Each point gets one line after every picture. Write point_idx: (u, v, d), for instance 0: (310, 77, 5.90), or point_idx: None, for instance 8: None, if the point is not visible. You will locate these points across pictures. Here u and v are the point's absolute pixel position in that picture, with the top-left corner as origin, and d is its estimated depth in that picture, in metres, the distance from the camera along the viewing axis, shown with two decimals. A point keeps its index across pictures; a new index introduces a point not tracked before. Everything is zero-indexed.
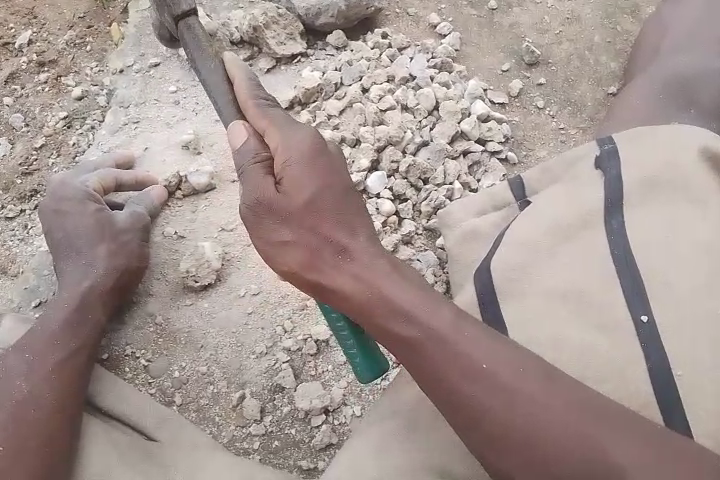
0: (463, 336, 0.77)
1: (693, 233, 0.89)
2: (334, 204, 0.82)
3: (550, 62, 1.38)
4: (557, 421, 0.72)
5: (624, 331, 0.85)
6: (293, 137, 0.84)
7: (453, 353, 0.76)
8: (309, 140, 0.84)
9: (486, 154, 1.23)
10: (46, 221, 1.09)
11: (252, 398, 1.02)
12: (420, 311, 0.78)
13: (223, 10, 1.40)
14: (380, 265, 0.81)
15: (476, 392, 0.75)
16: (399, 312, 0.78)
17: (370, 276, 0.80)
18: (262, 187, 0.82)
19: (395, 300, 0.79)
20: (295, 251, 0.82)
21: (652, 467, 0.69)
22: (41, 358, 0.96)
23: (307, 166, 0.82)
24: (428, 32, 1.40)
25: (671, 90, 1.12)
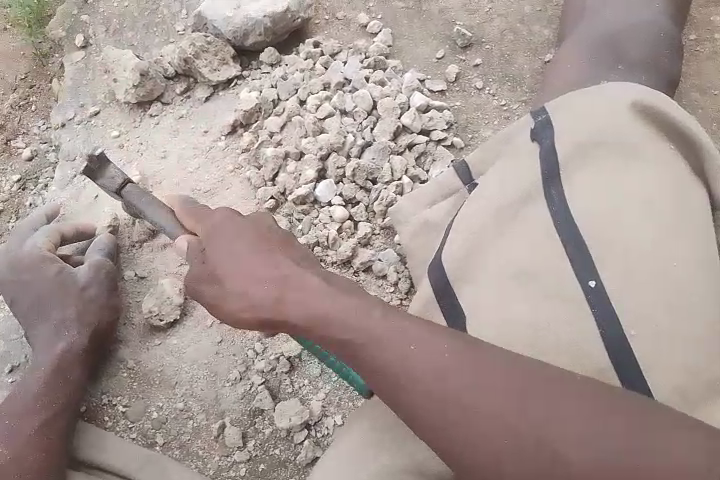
0: (393, 338, 0.77)
1: (632, 192, 0.89)
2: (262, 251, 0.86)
3: (483, 41, 1.38)
4: (495, 409, 0.72)
5: (576, 300, 0.84)
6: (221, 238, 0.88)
7: (390, 359, 0.77)
8: (232, 217, 0.90)
9: (432, 144, 1.23)
10: (7, 293, 1.09)
11: (232, 426, 1.02)
12: (349, 324, 0.79)
13: (155, 47, 1.43)
14: (310, 289, 0.83)
15: (417, 391, 0.75)
16: (332, 330, 0.80)
17: (302, 306, 0.82)
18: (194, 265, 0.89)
19: (325, 321, 0.80)
20: (234, 301, 0.84)
21: (595, 435, 0.69)
22: (26, 424, 0.97)
23: (234, 245, 0.87)
24: (360, 32, 1.40)
25: (600, 49, 1.12)
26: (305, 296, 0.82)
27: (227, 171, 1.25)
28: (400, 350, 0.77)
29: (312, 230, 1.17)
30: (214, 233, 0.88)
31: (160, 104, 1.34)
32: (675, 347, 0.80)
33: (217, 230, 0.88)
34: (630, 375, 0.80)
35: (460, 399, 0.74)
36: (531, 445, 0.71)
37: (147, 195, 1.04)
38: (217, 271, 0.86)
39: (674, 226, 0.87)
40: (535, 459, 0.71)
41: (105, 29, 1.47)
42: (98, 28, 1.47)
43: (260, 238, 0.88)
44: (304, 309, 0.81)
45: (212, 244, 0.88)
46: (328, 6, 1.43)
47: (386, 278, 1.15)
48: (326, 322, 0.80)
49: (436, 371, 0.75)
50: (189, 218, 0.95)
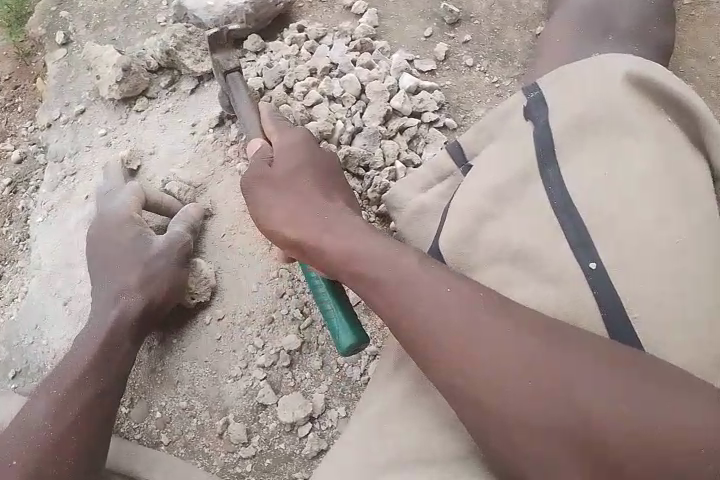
0: (418, 279, 0.80)
1: (630, 167, 0.86)
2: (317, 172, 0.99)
3: (472, 17, 1.35)
4: (516, 353, 0.73)
5: (578, 283, 0.82)
6: (290, 145, 1.02)
7: (419, 299, 0.79)
8: (302, 136, 1.04)
9: (424, 126, 1.21)
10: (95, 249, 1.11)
11: (236, 422, 1.02)
12: (379, 258, 0.84)
13: (138, 40, 1.39)
14: (349, 223, 0.91)
15: (436, 326, 0.77)
16: (360, 261, 0.85)
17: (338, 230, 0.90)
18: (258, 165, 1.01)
19: (355, 250, 0.86)
20: (281, 212, 0.95)
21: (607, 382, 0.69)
22: (62, 415, 0.97)
23: (295, 157, 1.00)
24: (345, 14, 1.37)
25: (590, 21, 1.10)
26: (344, 227, 0.90)
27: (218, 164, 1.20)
28: (431, 292, 0.79)
29: None
30: (283, 147, 1.02)
31: (146, 99, 1.31)
32: (682, 328, 0.78)
33: (287, 146, 1.02)
34: None
35: (484, 342, 0.75)
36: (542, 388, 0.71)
37: (245, 92, 1.14)
38: (279, 172, 0.98)
39: (674, 200, 0.84)
40: (545, 401, 0.71)
41: (86, 24, 1.44)
42: (79, 24, 1.44)
43: (322, 165, 1.00)
44: (341, 239, 0.88)
45: (280, 155, 1.01)
46: None
47: None
48: (363, 253, 0.85)
49: (462, 317, 0.77)
50: (268, 125, 1.06)
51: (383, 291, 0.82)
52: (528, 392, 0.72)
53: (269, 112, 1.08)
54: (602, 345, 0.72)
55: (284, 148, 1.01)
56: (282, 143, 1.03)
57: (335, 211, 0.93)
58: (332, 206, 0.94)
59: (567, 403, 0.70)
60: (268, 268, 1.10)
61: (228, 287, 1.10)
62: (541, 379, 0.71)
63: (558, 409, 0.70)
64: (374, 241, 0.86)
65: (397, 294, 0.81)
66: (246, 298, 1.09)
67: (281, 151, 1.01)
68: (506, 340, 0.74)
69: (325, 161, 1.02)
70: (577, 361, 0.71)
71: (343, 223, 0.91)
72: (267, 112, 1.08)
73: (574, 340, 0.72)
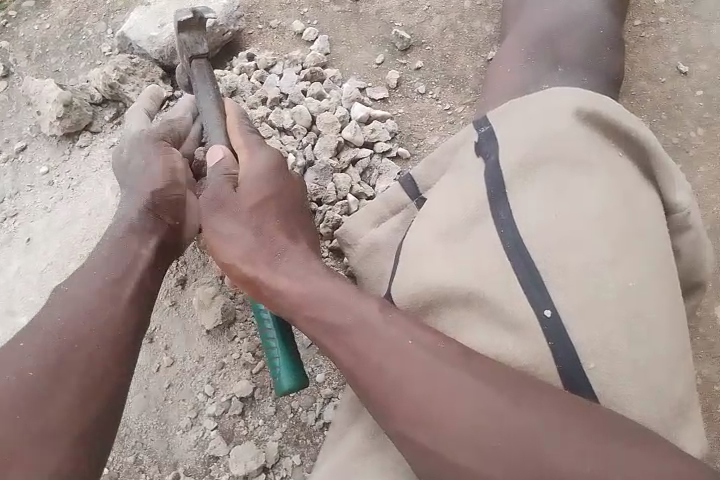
0: (384, 330, 0.75)
1: (581, 206, 0.84)
2: (282, 208, 0.91)
3: (424, 42, 1.32)
4: (479, 407, 0.69)
5: (532, 330, 0.80)
6: (257, 171, 0.92)
7: (380, 347, 0.74)
8: (270, 159, 0.94)
9: (376, 157, 1.19)
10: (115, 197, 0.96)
11: (186, 477, 0.98)
12: (342, 302, 0.79)
13: (82, 72, 1.35)
14: (312, 267, 0.84)
15: (400, 379, 0.72)
16: (324, 305, 0.79)
17: (299, 274, 0.83)
18: (221, 187, 0.90)
19: (317, 295, 0.80)
20: (237, 247, 0.87)
21: (575, 444, 0.66)
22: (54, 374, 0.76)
23: (261, 183, 0.91)
24: (295, 41, 1.34)
25: (538, 48, 1.08)
26: (304, 271, 0.83)
27: None
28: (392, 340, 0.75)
29: None
30: (249, 172, 0.91)
31: (90, 133, 1.26)
32: (633, 373, 0.77)
33: (254, 171, 0.92)
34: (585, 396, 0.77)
35: (446, 395, 0.71)
36: (507, 450, 0.67)
37: (213, 89, 1.02)
38: (241, 202, 0.90)
39: (623, 237, 0.83)
40: (509, 463, 0.67)
41: (27, 56, 1.38)
42: (19, 55, 1.38)
43: (288, 197, 0.93)
44: (301, 282, 0.82)
45: (246, 179, 0.91)
46: (262, 14, 1.36)
47: None
48: (321, 299, 0.80)
49: (425, 369, 0.72)
50: (238, 138, 0.96)
51: (344, 340, 0.77)
52: (489, 449, 0.68)
53: (241, 123, 0.98)
54: (564, 398, 0.70)
55: (253, 172, 0.91)
56: (249, 163, 0.93)
57: (295, 253, 0.86)
58: (292, 246, 0.87)
59: (530, 461, 0.66)
60: None
61: (174, 333, 1.06)
62: (505, 435, 0.68)
63: (520, 467, 0.67)
64: (338, 285, 0.81)
65: (357, 340, 0.76)
66: (196, 344, 1.05)
67: (249, 177, 0.91)
68: (469, 393, 0.70)
69: (292, 191, 0.93)
70: (543, 416, 0.68)
71: (304, 268, 0.84)
72: (240, 123, 0.98)
73: (540, 395, 0.70)
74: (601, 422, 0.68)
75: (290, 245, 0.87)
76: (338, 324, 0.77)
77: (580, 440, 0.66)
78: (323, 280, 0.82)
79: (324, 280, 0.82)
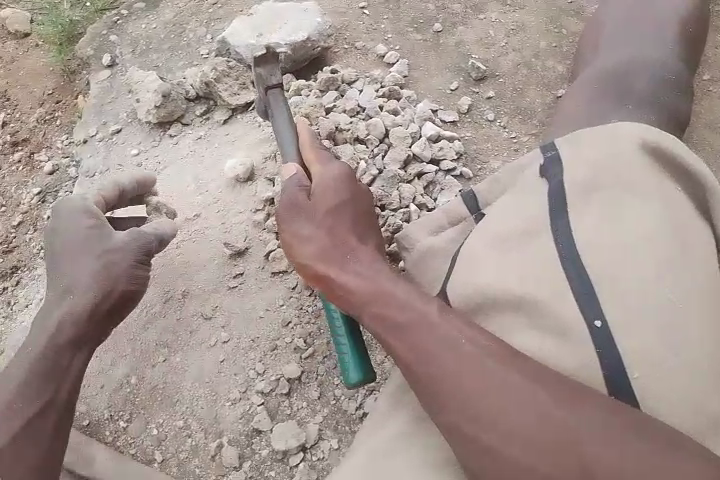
0: (439, 328, 0.80)
1: (640, 228, 0.88)
2: (353, 213, 0.93)
3: (498, 74, 1.41)
4: (525, 403, 0.73)
5: (580, 337, 0.84)
6: (330, 178, 0.96)
7: (435, 347, 0.79)
8: (342, 170, 0.97)
9: (441, 173, 1.25)
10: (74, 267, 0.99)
11: (230, 446, 1.03)
12: (405, 301, 0.83)
13: (179, 69, 1.47)
14: (378, 269, 0.88)
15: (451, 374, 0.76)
16: (387, 302, 0.84)
17: (367, 274, 0.87)
18: (296, 197, 0.95)
19: (382, 293, 0.85)
20: (310, 246, 0.91)
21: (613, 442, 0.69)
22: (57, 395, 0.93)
23: (336, 190, 0.94)
24: (376, 62, 1.44)
25: (610, 85, 1.13)
26: (372, 274, 0.87)
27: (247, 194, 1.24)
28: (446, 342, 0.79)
29: None
30: (327, 179, 0.96)
31: (180, 125, 1.37)
32: (677, 387, 0.80)
33: (332, 178, 0.96)
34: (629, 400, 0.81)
35: (496, 393, 0.74)
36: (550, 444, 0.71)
37: (287, 110, 1.08)
38: (316, 209, 0.93)
39: (678, 262, 0.86)
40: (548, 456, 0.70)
41: (132, 50, 1.52)
42: (125, 49, 1.53)
43: (360, 204, 0.95)
44: (368, 278, 0.86)
45: (324, 187, 0.95)
46: (348, 36, 1.47)
47: None
48: (385, 298, 0.84)
49: (476, 370, 0.76)
50: (310, 153, 1.01)
51: (403, 336, 0.81)
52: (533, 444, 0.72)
53: (312, 139, 1.04)
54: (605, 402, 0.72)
55: (327, 181, 0.95)
56: (320, 175, 0.97)
57: (365, 256, 0.89)
58: (363, 250, 0.90)
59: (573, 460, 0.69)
60: (277, 296, 1.13)
61: (235, 312, 1.13)
62: (550, 433, 0.71)
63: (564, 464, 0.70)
64: (402, 285, 0.85)
65: (414, 336, 0.80)
66: (253, 324, 1.12)
67: (323, 186, 0.95)
68: (515, 391, 0.74)
69: (364, 196, 0.97)
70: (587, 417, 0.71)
71: (374, 271, 0.87)
72: (312, 142, 1.03)
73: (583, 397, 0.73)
74: (645, 429, 0.69)
75: (360, 249, 0.90)
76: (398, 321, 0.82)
77: (624, 444, 0.69)
78: (387, 279, 0.86)
79: (389, 281, 0.86)
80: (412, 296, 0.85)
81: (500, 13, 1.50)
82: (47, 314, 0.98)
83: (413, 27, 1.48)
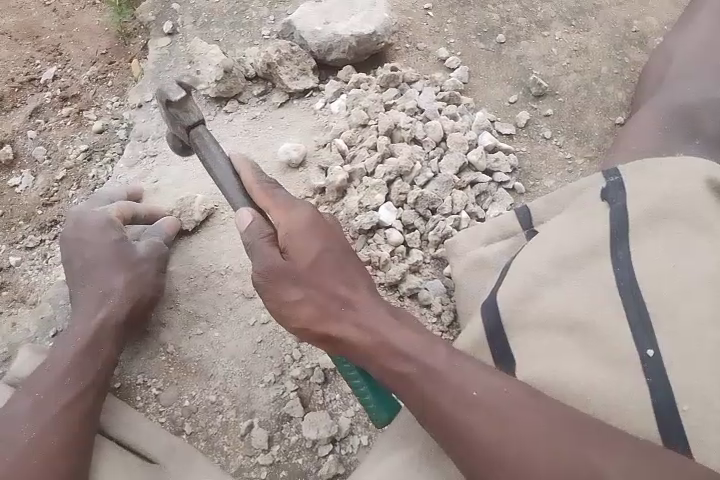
0: (454, 367, 0.81)
1: (701, 264, 0.87)
2: (339, 259, 0.88)
3: (557, 93, 1.41)
4: (536, 435, 0.76)
5: (631, 366, 0.83)
6: (298, 218, 0.87)
7: (443, 384, 0.80)
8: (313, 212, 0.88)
9: (494, 184, 1.25)
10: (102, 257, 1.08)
11: (260, 427, 1.03)
12: (415, 349, 0.83)
13: (239, 47, 1.47)
14: (380, 314, 0.86)
15: (468, 415, 0.78)
16: (396, 352, 0.83)
17: (373, 324, 0.85)
18: (271, 257, 0.86)
19: (390, 345, 0.84)
20: (303, 306, 0.85)
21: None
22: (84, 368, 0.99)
23: (313, 236, 0.86)
24: (437, 65, 1.43)
25: (681, 118, 1.15)
26: (372, 319, 0.86)
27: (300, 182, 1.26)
28: (451, 377, 0.80)
29: (365, 249, 1.18)
30: (296, 227, 0.86)
31: (236, 102, 1.37)
32: None
33: (299, 225, 0.86)
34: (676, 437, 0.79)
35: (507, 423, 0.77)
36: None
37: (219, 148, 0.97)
38: (298, 266, 0.85)
39: None
40: None
41: (193, 21, 1.51)
42: (186, 19, 1.52)
43: (339, 243, 0.89)
44: (372, 329, 0.85)
45: (293, 240, 0.86)
46: (411, 35, 1.46)
47: (430, 308, 1.16)
48: (392, 347, 0.83)
49: (484, 400, 0.78)
50: (264, 197, 0.90)
51: (417, 384, 0.81)
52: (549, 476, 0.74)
53: (258, 177, 0.92)
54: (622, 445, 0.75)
55: (300, 231, 0.86)
56: (286, 219, 0.87)
57: (362, 301, 0.87)
58: (357, 296, 0.87)
59: None
60: None
61: None
62: (557, 461, 0.74)
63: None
64: (409, 331, 0.85)
65: (429, 386, 0.81)
66: None
67: (295, 236, 0.86)
68: (523, 419, 0.77)
69: (337, 234, 0.89)
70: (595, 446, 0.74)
71: (378, 319, 0.86)
72: (257, 178, 0.92)
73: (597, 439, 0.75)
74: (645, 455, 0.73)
75: (354, 296, 0.87)
76: (409, 372, 0.82)
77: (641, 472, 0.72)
78: (392, 325, 0.85)
79: (393, 328, 0.85)
80: (414, 339, 0.84)
81: (565, 32, 1.50)
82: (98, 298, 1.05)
83: (477, 34, 1.48)
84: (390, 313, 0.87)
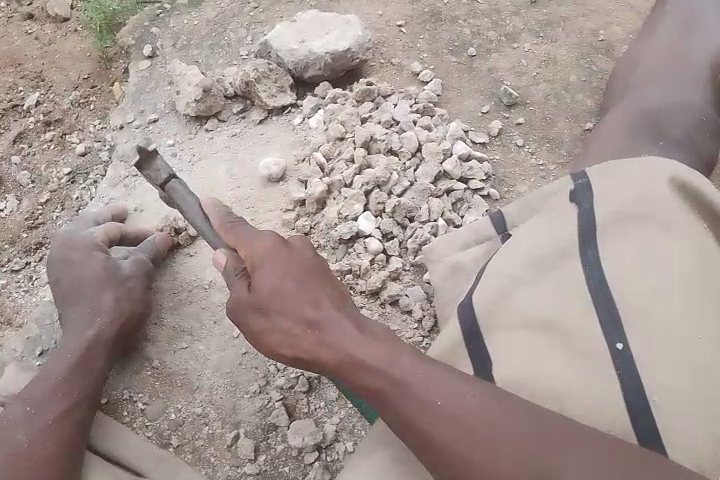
0: (421, 377, 0.81)
1: (665, 262, 0.89)
2: (301, 281, 0.87)
3: (528, 102, 1.46)
4: (508, 442, 0.76)
5: (603, 362, 0.84)
6: (259, 248, 0.90)
7: (413, 397, 0.80)
8: (271, 241, 0.90)
9: (469, 192, 1.29)
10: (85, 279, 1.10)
11: (246, 437, 1.05)
12: (381, 362, 0.82)
13: (218, 67, 1.51)
14: (346, 330, 0.85)
15: (439, 422, 0.78)
16: (363, 369, 0.82)
17: (340, 343, 0.84)
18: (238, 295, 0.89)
19: (357, 361, 0.83)
20: (272, 333, 0.87)
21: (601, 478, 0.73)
22: (73, 385, 1.00)
23: (272, 266, 0.88)
24: (411, 79, 1.48)
25: (645, 122, 1.19)
26: (339, 336, 0.85)
27: (281, 196, 1.29)
28: (422, 389, 0.80)
29: (345, 258, 1.21)
30: (256, 258, 0.89)
31: (217, 120, 1.40)
32: (697, 418, 0.80)
33: (262, 256, 0.89)
34: (649, 430, 0.80)
35: (481, 433, 0.77)
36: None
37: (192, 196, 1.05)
38: (263, 297, 0.87)
39: (701, 297, 0.87)
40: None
41: (172, 44, 1.55)
42: (166, 42, 1.56)
43: (300, 262, 0.89)
44: (340, 347, 0.84)
45: (258, 269, 0.89)
46: (384, 51, 1.51)
47: (411, 314, 1.18)
48: (359, 364, 0.83)
49: (458, 410, 0.78)
50: (230, 236, 0.94)
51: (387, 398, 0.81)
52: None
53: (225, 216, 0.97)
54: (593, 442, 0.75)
55: (261, 262, 0.89)
56: (248, 253, 0.90)
57: (328, 318, 0.86)
58: (323, 315, 0.86)
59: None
60: None
61: None
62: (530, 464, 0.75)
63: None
64: (375, 343, 0.84)
65: (398, 400, 0.80)
66: None
67: (257, 271, 0.88)
68: (498, 428, 0.77)
69: (300, 256, 0.90)
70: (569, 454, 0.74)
71: (344, 335, 0.85)
72: (225, 215, 0.97)
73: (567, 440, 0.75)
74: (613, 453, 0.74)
75: (320, 314, 0.86)
76: (378, 387, 0.81)
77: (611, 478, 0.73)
78: (357, 339, 0.84)
79: (359, 343, 0.84)
80: (381, 353, 0.83)
81: (534, 43, 1.55)
82: (82, 319, 1.07)
83: (449, 48, 1.53)
84: (355, 326, 0.86)
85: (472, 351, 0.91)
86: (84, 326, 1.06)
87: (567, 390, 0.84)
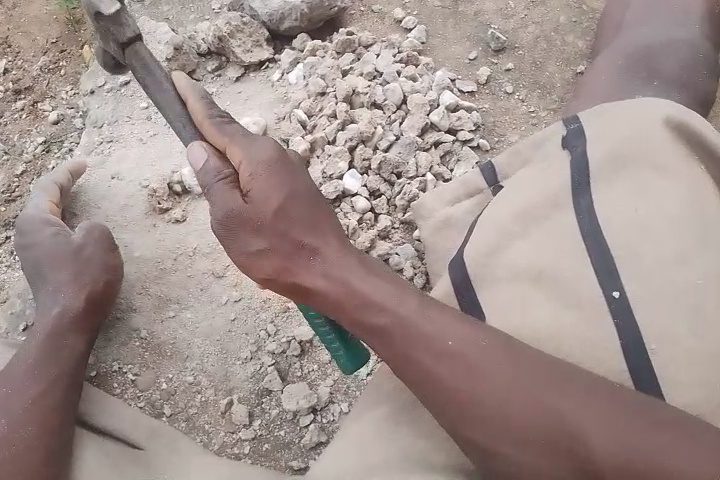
0: (423, 318, 0.79)
1: (661, 205, 0.86)
2: (303, 210, 0.84)
3: (516, 46, 1.40)
4: (505, 380, 0.75)
5: (597, 309, 0.82)
6: (254, 156, 0.84)
7: (413, 339, 0.79)
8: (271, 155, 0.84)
9: (458, 144, 1.24)
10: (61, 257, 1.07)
11: (240, 403, 1.03)
12: (384, 300, 0.81)
13: (190, 23, 1.43)
14: (350, 264, 0.84)
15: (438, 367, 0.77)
16: (366, 302, 0.81)
17: (342, 276, 0.83)
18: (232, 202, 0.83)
19: (359, 293, 0.82)
20: (272, 260, 0.84)
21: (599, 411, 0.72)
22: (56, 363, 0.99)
23: (273, 177, 0.83)
24: (394, 27, 1.40)
25: (638, 61, 1.13)
26: (341, 268, 0.84)
27: None
28: (421, 330, 0.79)
29: (333, 219, 1.17)
30: (255, 170, 0.83)
31: (191, 80, 1.33)
32: (692, 362, 0.78)
33: (259, 167, 0.83)
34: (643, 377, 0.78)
35: (478, 375, 0.76)
36: (541, 418, 0.73)
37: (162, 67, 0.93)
38: (260, 210, 0.83)
39: (698, 240, 0.84)
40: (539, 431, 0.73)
41: (142, 0, 1.46)
42: None
43: (301, 182, 0.85)
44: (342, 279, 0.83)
45: (255, 182, 0.83)
46: None
47: (402, 272, 1.16)
48: (362, 298, 0.82)
49: (457, 350, 0.77)
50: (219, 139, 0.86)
51: (388, 338, 0.80)
52: (540, 446, 0.73)
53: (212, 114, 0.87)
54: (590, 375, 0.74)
55: (257, 171, 0.83)
56: (243, 161, 0.84)
57: (330, 250, 0.85)
58: (324, 246, 0.85)
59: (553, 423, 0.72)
60: None
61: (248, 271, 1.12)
62: (527, 397, 0.74)
63: (568, 469, 0.72)
64: (377, 279, 0.83)
65: (400, 338, 0.79)
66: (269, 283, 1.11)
67: (253, 182, 0.83)
68: (495, 366, 0.76)
69: (298, 176, 0.85)
70: (586, 412, 0.72)
71: (346, 266, 0.84)
72: (208, 113, 0.87)
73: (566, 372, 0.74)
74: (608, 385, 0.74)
75: (322, 244, 0.85)
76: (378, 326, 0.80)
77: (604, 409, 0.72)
78: (360, 272, 0.83)
79: (362, 276, 0.83)
80: (382, 288, 0.82)
81: None
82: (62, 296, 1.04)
83: None
84: (359, 260, 0.85)
85: (464, 305, 0.90)
86: (66, 298, 1.04)
87: (560, 342, 0.82)
